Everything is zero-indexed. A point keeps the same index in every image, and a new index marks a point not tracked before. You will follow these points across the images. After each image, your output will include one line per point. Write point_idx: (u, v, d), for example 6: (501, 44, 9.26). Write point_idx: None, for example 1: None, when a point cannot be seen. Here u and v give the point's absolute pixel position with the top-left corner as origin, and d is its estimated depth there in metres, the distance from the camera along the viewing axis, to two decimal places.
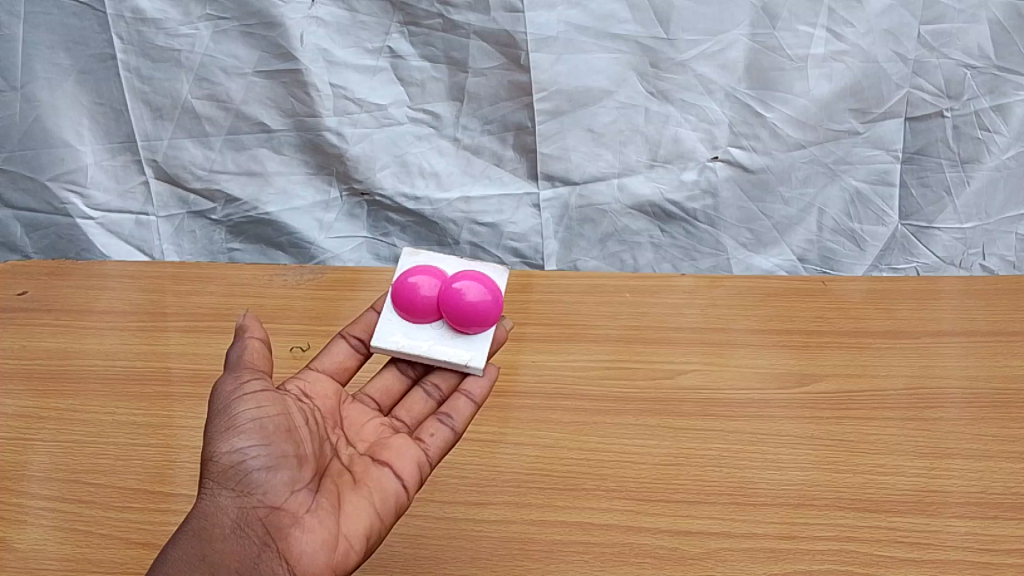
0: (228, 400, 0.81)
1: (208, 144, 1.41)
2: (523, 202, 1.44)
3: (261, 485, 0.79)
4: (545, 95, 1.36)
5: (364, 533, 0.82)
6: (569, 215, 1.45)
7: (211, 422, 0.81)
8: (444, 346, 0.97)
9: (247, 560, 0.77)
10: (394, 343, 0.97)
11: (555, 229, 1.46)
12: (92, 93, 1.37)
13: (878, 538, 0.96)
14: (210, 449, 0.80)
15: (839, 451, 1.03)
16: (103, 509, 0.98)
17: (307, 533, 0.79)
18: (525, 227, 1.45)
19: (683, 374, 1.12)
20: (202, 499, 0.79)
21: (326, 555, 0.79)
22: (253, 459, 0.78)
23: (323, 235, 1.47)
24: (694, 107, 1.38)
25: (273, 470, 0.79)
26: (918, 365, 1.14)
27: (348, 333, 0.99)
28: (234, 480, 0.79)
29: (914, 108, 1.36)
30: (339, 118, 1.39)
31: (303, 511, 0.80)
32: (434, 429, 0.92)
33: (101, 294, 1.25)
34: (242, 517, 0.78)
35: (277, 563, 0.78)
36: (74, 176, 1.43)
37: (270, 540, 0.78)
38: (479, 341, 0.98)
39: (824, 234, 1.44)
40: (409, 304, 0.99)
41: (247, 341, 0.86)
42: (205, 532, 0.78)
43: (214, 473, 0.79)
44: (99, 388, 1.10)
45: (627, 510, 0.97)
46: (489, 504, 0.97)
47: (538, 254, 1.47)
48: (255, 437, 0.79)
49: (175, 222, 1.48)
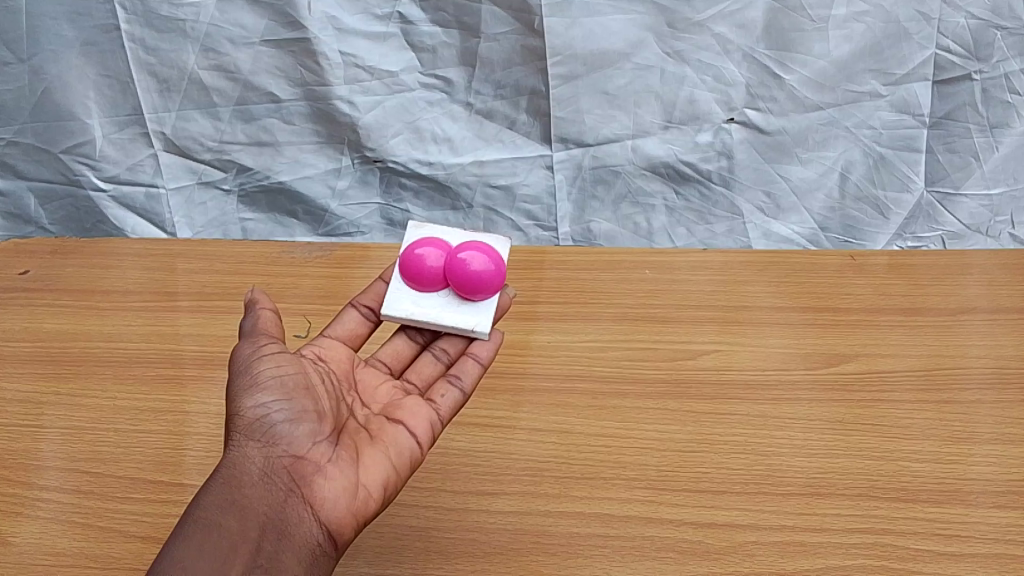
0: (249, 361, 0.80)
1: (217, 115, 1.37)
2: (537, 164, 1.39)
3: (285, 437, 0.77)
4: (560, 60, 1.30)
5: (384, 484, 0.79)
6: (582, 176, 1.39)
7: (233, 383, 0.79)
8: (451, 313, 0.94)
9: (274, 506, 0.75)
10: (404, 311, 0.93)
11: (568, 191, 1.40)
12: (98, 65, 1.33)
13: (913, 530, 0.90)
14: (234, 406, 0.78)
15: (869, 435, 0.99)
16: (102, 501, 0.94)
17: (330, 481, 0.76)
18: (539, 188, 1.40)
19: (704, 355, 1.07)
20: (229, 452, 0.77)
21: (348, 503, 0.76)
22: (276, 412, 0.77)
23: (336, 203, 1.43)
24: (711, 68, 1.32)
25: (295, 422, 0.77)
26: (947, 345, 1.09)
27: (359, 303, 0.95)
28: (259, 432, 0.77)
29: (941, 70, 1.30)
30: (350, 87, 1.34)
31: (326, 460, 0.77)
32: (444, 390, 0.88)
33: (108, 273, 1.23)
34: (268, 466, 0.76)
35: (302, 509, 0.75)
36: (84, 149, 1.39)
37: (295, 486, 0.76)
38: (485, 307, 0.94)
39: (847, 201, 1.38)
40: (414, 275, 0.96)
41: (258, 310, 0.84)
42: (234, 478, 0.75)
43: (239, 427, 0.78)
44: (104, 371, 1.07)
45: (646, 500, 0.92)
46: (502, 494, 0.93)
47: (551, 216, 1.42)
48: (278, 391, 0.78)
49: (184, 194, 1.44)
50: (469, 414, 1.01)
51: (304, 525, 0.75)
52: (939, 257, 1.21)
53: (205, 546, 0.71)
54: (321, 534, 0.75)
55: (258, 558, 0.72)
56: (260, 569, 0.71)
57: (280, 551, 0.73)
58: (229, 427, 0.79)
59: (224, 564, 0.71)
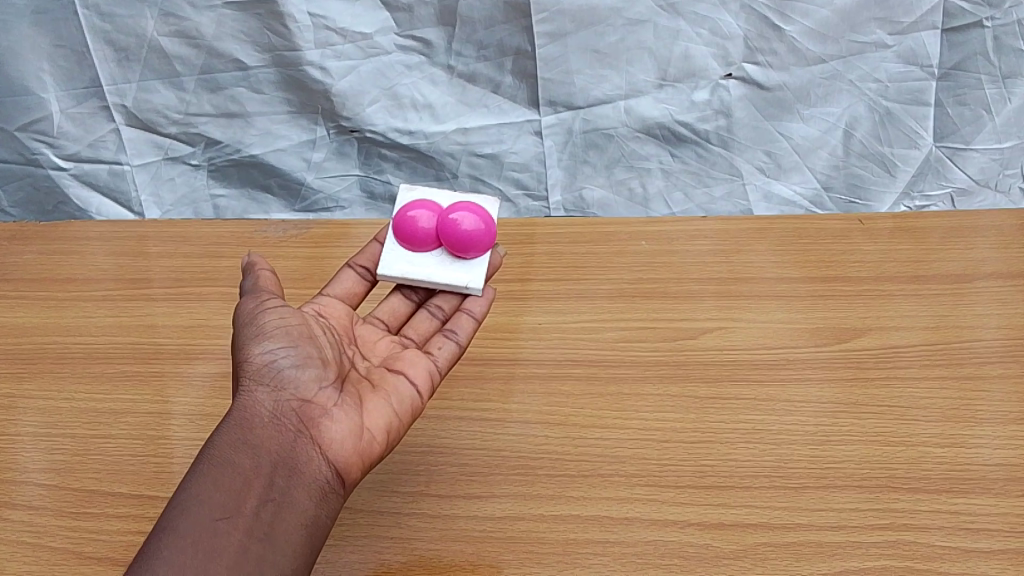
0: (253, 313, 0.78)
1: (182, 85, 1.27)
2: (525, 130, 1.30)
3: (292, 380, 0.75)
4: (546, 17, 1.20)
5: (387, 428, 0.77)
6: (573, 141, 1.31)
7: (239, 334, 0.77)
8: (442, 271, 0.90)
9: (284, 446, 0.73)
10: (397, 270, 0.89)
11: (559, 156, 1.32)
12: (51, 35, 1.22)
13: (938, 525, 0.84)
14: (241, 354, 0.76)
15: (886, 419, 0.92)
16: (54, 517, 0.87)
17: (336, 423, 0.75)
18: (527, 155, 1.32)
19: (707, 333, 1.00)
20: (237, 396, 0.75)
21: (355, 444, 0.75)
22: (284, 358, 0.75)
23: (312, 175, 1.34)
24: (707, 21, 1.21)
25: (302, 367, 0.75)
26: (963, 316, 1.02)
27: (355, 263, 0.91)
28: (267, 376, 0.75)
29: (951, 18, 1.21)
30: (321, 51, 1.23)
31: (332, 404, 0.75)
32: (441, 342, 0.85)
33: (67, 261, 1.14)
34: (276, 410, 0.74)
35: (311, 449, 0.73)
36: (40, 126, 1.29)
37: (304, 428, 0.74)
38: (478, 263, 0.90)
39: (851, 158, 1.30)
40: (407, 235, 0.91)
41: (258, 270, 0.82)
42: (245, 419, 0.73)
43: (247, 372, 0.75)
44: (62, 371, 1.00)
45: (650, 500, 0.85)
46: (493, 498, 0.86)
47: (542, 184, 1.34)
48: (284, 338, 0.76)
49: (151, 170, 1.34)
50: (454, 407, 0.93)
51: (313, 464, 0.73)
52: (946, 219, 1.13)
53: (220, 480, 0.70)
54: (330, 473, 0.73)
55: (270, 494, 0.71)
56: (272, 505, 0.70)
57: (292, 488, 0.71)
58: (235, 375, 0.77)
59: (238, 499, 0.70)
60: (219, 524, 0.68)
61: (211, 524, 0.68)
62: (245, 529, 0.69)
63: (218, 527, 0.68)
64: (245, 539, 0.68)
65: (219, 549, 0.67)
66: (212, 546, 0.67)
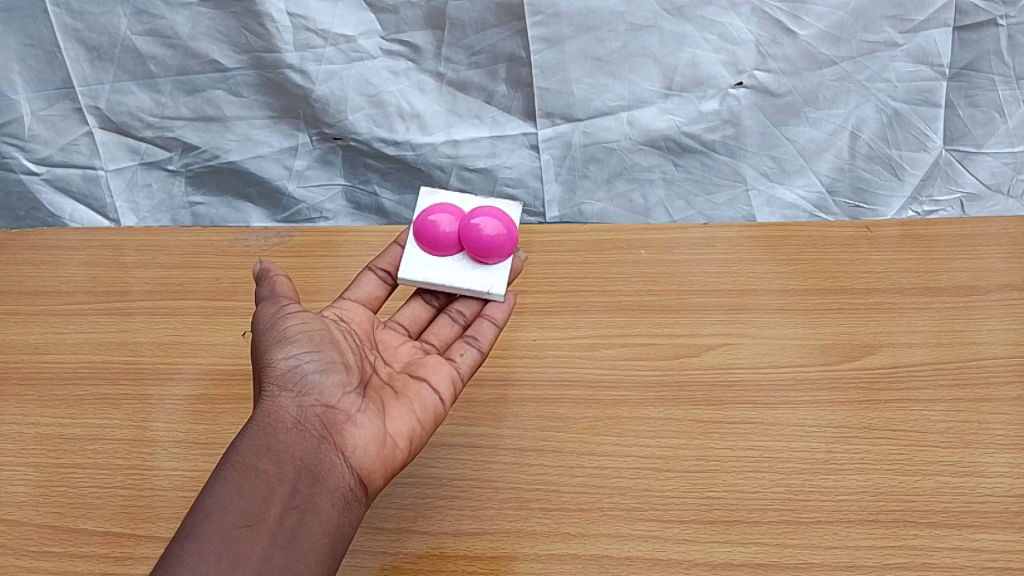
0: (273, 320, 0.73)
1: (157, 87, 1.21)
2: (519, 143, 1.25)
3: (316, 386, 0.70)
4: (542, 19, 1.14)
5: (411, 435, 0.72)
6: (572, 155, 1.25)
7: (258, 342, 0.73)
8: (463, 276, 0.84)
9: (308, 453, 0.68)
10: (418, 274, 0.84)
11: (556, 171, 1.26)
12: (19, 33, 1.15)
13: (961, 563, 0.79)
14: (262, 360, 0.72)
15: (899, 446, 0.87)
16: (13, 556, 0.82)
17: (360, 429, 0.70)
18: (522, 170, 1.26)
19: (710, 351, 0.95)
20: (258, 404, 0.70)
21: (379, 451, 0.70)
22: (307, 362, 0.70)
23: (294, 184, 1.29)
24: (715, 25, 1.15)
25: (326, 372, 0.70)
26: (977, 331, 0.97)
27: (376, 266, 0.86)
28: (290, 382, 0.70)
29: (965, 16, 1.15)
30: (302, 54, 1.17)
31: (356, 410, 0.71)
32: (462, 348, 0.80)
33: (35, 272, 1.08)
34: (299, 415, 0.69)
35: (334, 455, 0.68)
36: (11, 128, 1.23)
37: (327, 434, 0.69)
38: (500, 267, 0.85)
39: (858, 161, 1.25)
40: (429, 240, 0.85)
41: (272, 277, 0.77)
42: (268, 425, 0.68)
43: (268, 378, 0.71)
44: (27, 393, 0.94)
45: (653, 537, 0.80)
46: (483, 535, 0.81)
47: (539, 200, 1.29)
48: (307, 343, 0.71)
49: (126, 175, 1.28)
50: (447, 433, 0.88)
51: (337, 471, 0.68)
52: (959, 225, 1.08)
53: (243, 487, 0.65)
54: (354, 480, 0.68)
55: (293, 501, 0.65)
56: (296, 512, 0.65)
57: (316, 495, 0.66)
58: (256, 383, 0.72)
59: (261, 506, 0.64)
60: (241, 532, 0.62)
61: (233, 533, 0.62)
62: (269, 536, 0.63)
63: (242, 534, 0.62)
64: (269, 546, 0.62)
65: (242, 557, 0.61)
66: (234, 555, 0.61)
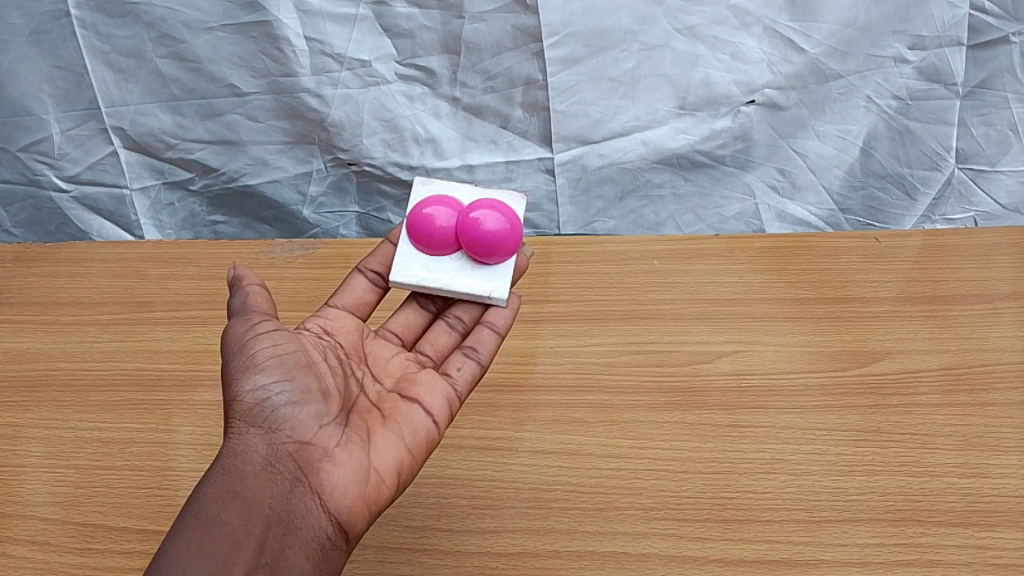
0: (242, 341, 0.75)
1: (179, 109, 1.24)
2: (536, 168, 1.29)
3: (289, 421, 0.73)
4: (557, 41, 1.17)
5: (397, 469, 0.74)
6: (587, 179, 1.29)
7: (229, 367, 0.75)
8: (464, 278, 0.87)
9: (280, 496, 0.70)
10: (414, 276, 0.87)
11: (571, 194, 1.30)
12: (50, 55, 1.19)
13: (964, 560, 0.82)
14: (232, 390, 0.74)
15: (908, 449, 0.90)
16: (57, 553, 0.86)
17: (339, 466, 0.72)
18: (538, 194, 1.30)
19: (722, 357, 0.98)
20: (229, 441, 0.73)
21: (359, 489, 0.72)
22: (278, 394, 0.73)
23: (309, 210, 1.34)
24: (727, 45, 1.19)
25: (299, 404, 0.73)
26: (985, 337, 1.00)
27: (364, 269, 0.89)
28: (261, 418, 0.73)
29: (977, 33, 1.18)
30: (318, 78, 1.21)
31: (334, 444, 0.73)
32: (460, 361, 0.83)
33: (68, 283, 1.12)
34: (271, 453, 0.72)
35: (309, 498, 0.71)
36: (42, 147, 1.27)
37: (301, 475, 0.71)
38: (501, 271, 0.88)
39: (870, 180, 1.28)
40: (425, 236, 0.89)
41: (246, 286, 0.79)
42: (236, 468, 0.71)
43: (240, 413, 0.73)
44: (64, 399, 0.99)
45: (669, 535, 0.84)
46: (505, 533, 0.84)
47: (553, 222, 1.33)
48: (277, 371, 0.73)
49: (150, 194, 1.33)
50: (466, 435, 0.92)
51: (312, 517, 0.70)
52: (968, 237, 1.11)
53: (207, 541, 0.67)
54: (331, 526, 0.70)
55: (261, 559, 0.68)
56: (265, 569, 0.68)
57: (286, 547, 0.69)
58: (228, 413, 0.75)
59: (227, 564, 0.67)
60: None
61: None
62: None
63: None
64: None
65: None
66: None
